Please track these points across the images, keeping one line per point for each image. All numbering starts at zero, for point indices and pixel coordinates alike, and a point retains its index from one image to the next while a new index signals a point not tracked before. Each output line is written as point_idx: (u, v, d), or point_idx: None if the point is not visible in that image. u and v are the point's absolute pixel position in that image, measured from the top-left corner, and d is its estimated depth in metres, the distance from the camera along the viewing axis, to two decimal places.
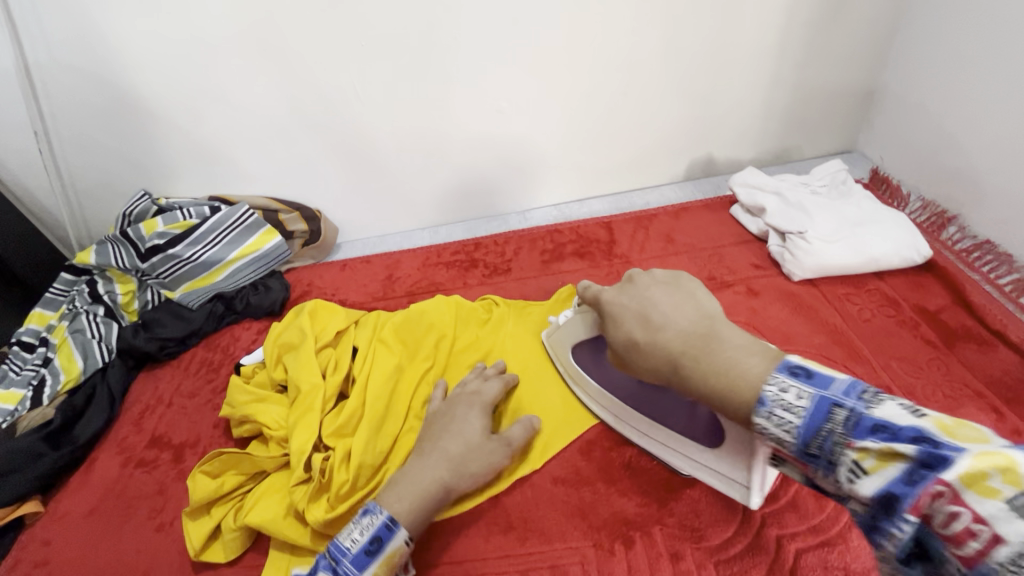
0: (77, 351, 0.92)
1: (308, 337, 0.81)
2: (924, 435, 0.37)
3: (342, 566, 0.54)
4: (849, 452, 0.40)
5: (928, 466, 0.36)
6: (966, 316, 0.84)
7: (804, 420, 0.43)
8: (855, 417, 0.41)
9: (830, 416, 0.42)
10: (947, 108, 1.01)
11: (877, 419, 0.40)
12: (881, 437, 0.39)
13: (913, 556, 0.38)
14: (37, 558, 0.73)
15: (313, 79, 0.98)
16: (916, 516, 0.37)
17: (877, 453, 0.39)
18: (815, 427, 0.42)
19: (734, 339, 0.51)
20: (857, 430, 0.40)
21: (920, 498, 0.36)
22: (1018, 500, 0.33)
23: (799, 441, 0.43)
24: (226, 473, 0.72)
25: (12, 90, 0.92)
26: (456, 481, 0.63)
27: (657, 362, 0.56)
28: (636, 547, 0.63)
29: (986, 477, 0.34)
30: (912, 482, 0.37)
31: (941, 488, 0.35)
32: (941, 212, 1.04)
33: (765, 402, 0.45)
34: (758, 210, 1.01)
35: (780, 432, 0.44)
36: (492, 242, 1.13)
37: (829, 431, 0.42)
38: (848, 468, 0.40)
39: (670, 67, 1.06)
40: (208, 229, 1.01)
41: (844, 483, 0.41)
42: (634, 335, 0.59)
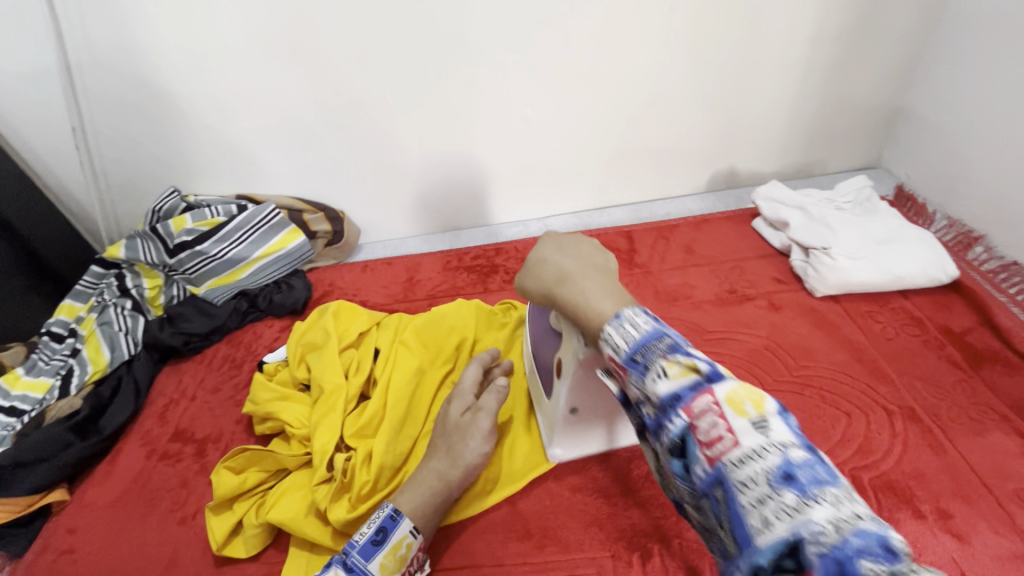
0: (104, 343, 0.95)
1: (331, 338, 0.81)
2: (758, 399, 0.38)
3: (351, 558, 0.57)
4: (662, 361, 0.41)
5: (718, 387, 0.38)
6: (992, 338, 0.83)
7: (641, 336, 0.43)
8: (674, 342, 0.42)
9: (658, 339, 0.42)
10: (976, 127, 1.00)
11: (690, 348, 0.42)
12: (699, 359, 0.40)
13: (717, 505, 0.37)
14: (63, 546, 0.75)
15: (342, 83, 0.99)
16: (712, 441, 0.37)
17: (682, 365, 0.40)
18: (643, 342, 0.43)
19: (606, 282, 0.52)
20: (676, 351, 0.41)
21: (696, 404, 0.38)
22: (760, 421, 0.36)
23: (628, 349, 0.44)
24: (249, 470, 0.73)
25: (52, 87, 0.95)
26: (450, 466, 0.65)
27: (547, 272, 0.56)
28: (653, 559, 0.63)
29: (744, 402, 0.37)
30: (706, 400, 0.38)
31: (713, 402, 0.38)
32: (968, 232, 1.03)
33: (618, 317, 0.46)
34: (781, 224, 1.01)
35: (617, 341, 0.45)
36: (512, 248, 1.13)
37: (653, 348, 0.42)
38: (656, 371, 0.41)
39: (695, 80, 1.07)
40: (235, 226, 1.03)
41: (646, 384, 0.41)
42: (544, 253, 0.58)
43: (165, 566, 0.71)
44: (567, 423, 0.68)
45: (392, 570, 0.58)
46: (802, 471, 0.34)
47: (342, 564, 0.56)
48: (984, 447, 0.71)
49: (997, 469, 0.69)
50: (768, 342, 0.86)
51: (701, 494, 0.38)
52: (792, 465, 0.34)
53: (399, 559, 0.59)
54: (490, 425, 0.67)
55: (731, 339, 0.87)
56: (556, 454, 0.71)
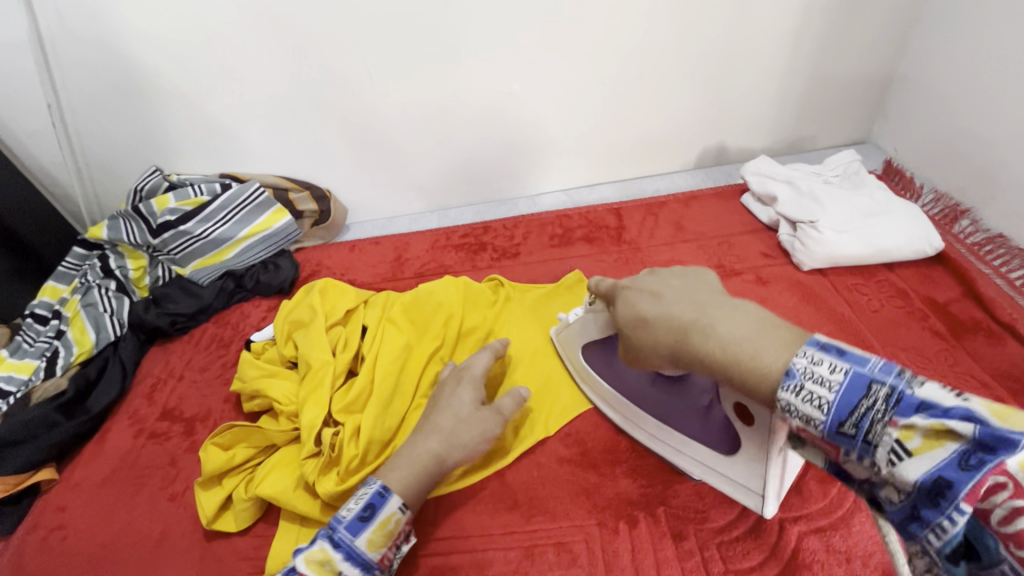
0: (89, 325, 0.93)
1: (318, 315, 0.81)
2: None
3: (337, 533, 0.56)
4: (892, 431, 0.36)
5: (1014, 462, 0.32)
6: (975, 309, 0.84)
7: (837, 396, 0.38)
8: (896, 394, 0.37)
9: (867, 395, 0.38)
10: (966, 100, 0.99)
11: (922, 397, 0.36)
12: (950, 418, 0.35)
13: None
14: (53, 524, 0.75)
15: (325, 57, 0.97)
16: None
17: (925, 432, 0.35)
18: (850, 405, 0.38)
19: (738, 313, 0.47)
20: (904, 410, 0.36)
21: (974, 485, 0.33)
22: None
23: (831, 420, 0.39)
24: (237, 446, 0.73)
25: (25, 62, 0.92)
26: (450, 450, 0.64)
27: (660, 334, 0.52)
28: (640, 526, 0.64)
29: None
30: (987, 479, 0.33)
31: (1008, 475, 0.33)
32: (955, 205, 1.03)
33: (793, 374, 0.41)
34: (769, 199, 1.01)
35: (810, 410, 0.40)
36: (501, 226, 1.13)
37: (867, 411, 0.38)
38: (889, 449, 0.36)
39: (684, 54, 1.05)
40: (219, 206, 1.01)
41: (881, 466, 0.37)
42: (642, 310, 0.55)
43: (155, 542, 0.71)
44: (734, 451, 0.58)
45: (379, 545, 0.57)
46: None
47: (327, 538, 0.56)
48: None
49: None
50: None
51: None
52: None
53: (387, 534, 0.58)
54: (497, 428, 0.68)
55: None
56: (768, 508, 0.58)
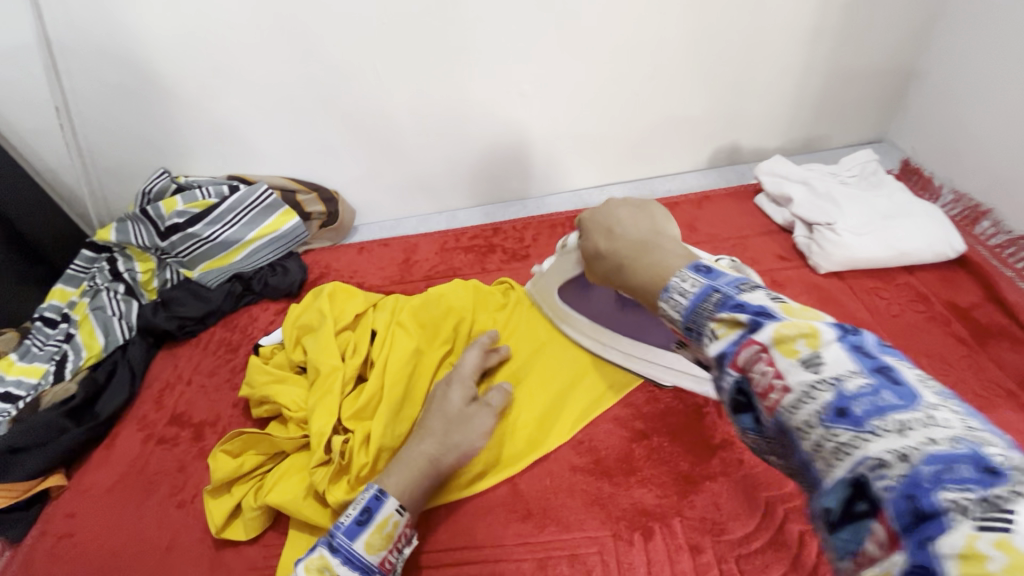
0: (98, 328, 0.93)
1: (327, 320, 0.80)
2: (811, 333, 0.30)
3: (335, 538, 0.55)
4: (710, 324, 0.35)
5: (761, 335, 0.31)
6: (999, 314, 0.82)
7: (688, 302, 0.38)
8: (724, 297, 0.35)
9: (705, 298, 0.36)
10: (987, 98, 0.97)
11: (741, 299, 0.34)
12: (746, 309, 0.33)
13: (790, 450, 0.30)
14: (62, 530, 0.75)
15: (332, 58, 0.96)
16: (765, 391, 0.30)
17: (727, 322, 0.34)
18: (693, 307, 0.37)
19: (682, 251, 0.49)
20: (725, 307, 0.35)
21: (742, 354, 0.32)
22: (811, 358, 0.29)
23: (682, 320, 0.38)
24: (246, 453, 0.72)
25: (32, 65, 0.92)
26: (444, 453, 0.65)
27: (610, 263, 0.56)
28: (655, 538, 0.63)
29: (794, 340, 0.30)
30: (753, 350, 0.31)
31: (760, 349, 0.31)
32: (976, 206, 1.01)
33: (666, 289, 0.40)
34: (784, 200, 0.99)
35: (671, 313, 0.39)
36: (511, 227, 1.11)
37: (704, 309, 0.36)
38: (706, 335, 0.35)
39: (696, 52, 1.03)
40: (227, 208, 1.01)
41: (700, 350, 0.36)
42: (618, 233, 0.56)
43: (164, 550, 0.71)
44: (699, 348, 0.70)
45: (379, 549, 0.56)
46: (858, 403, 0.27)
47: (326, 545, 0.56)
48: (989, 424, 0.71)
49: None
50: None
51: (773, 436, 0.32)
52: (845, 398, 0.27)
53: (386, 537, 0.57)
54: (489, 424, 0.69)
55: None
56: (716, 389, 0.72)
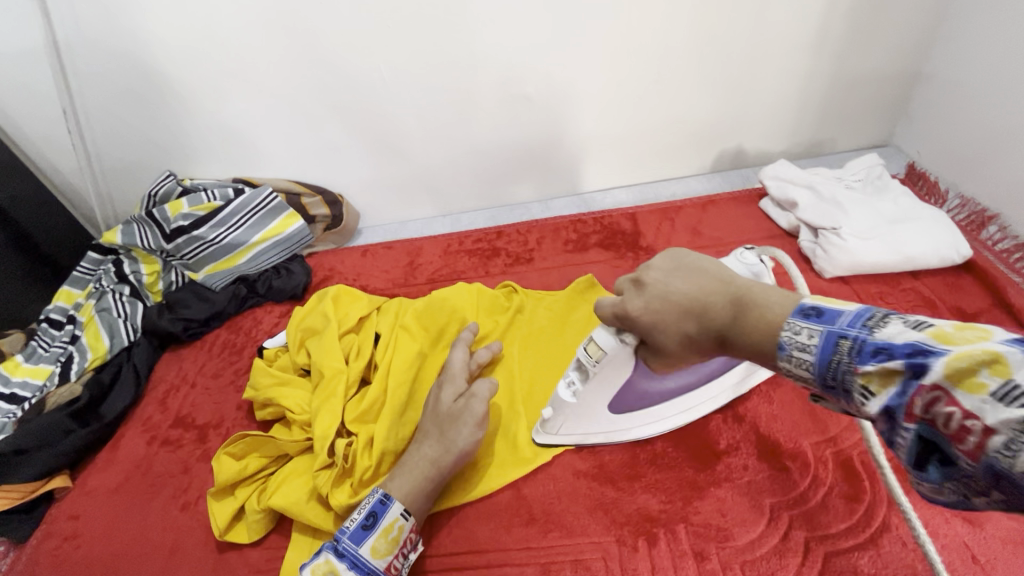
0: (103, 330, 0.93)
1: (331, 323, 0.80)
2: (990, 357, 0.32)
3: (341, 544, 0.58)
4: (857, 376, 0.38)
5: (928, 378, 0.34)
6: (1005, 320, 0.81)
7: (815, 355, 0.40)
8: (858, 344, 0.38)
9: (835, 348, 0.39)
10: (993, 103, 0.96)
11: (879, 341, 0.37)
12: (896, 354, 0.35)
13: (1020, 497, 0.32)
14: (66, 532, 0.75)
15: (339, 63, 0.96)
16: (962, 435, 0.33)
17: (879, 372, 0.36)
18: (825, 362, 0.39)
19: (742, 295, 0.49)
20: (865, 356, 0.37)
21: (914, 404, 0.35)
22: (1003, 390, 0.31)
23: (815, 376, 0.40)
24: (250, 455, 0.72)
25: (41, 68, 0.92)
26: (444, 453, 0.64)
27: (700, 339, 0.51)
28: (659, 544, 0.62)
29: (975, 372, 0.32)
30: (925, 397, 0.34)
31: (932, 391, 0.34)
32: (982, 211, 1.00)
33: (782, 347, 0.42)
34: (789, 204, 0.99)
35: (799, 371, 0.41)
36: (515, 231, 1.11)
37: (838, 362, 0.38)
38: (858, 392, 0.38)
39: (701, 56, 1.03)
40: (231, 211, 1.01)
41: (856, 405, 0.38)
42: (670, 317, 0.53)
43: (168, 552, 0.71)
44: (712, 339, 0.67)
45: (384, 553, 0.58)
46: None
47: (332, 550, 0.58)
48: None
49: None
50: None
51: (989, 486, 0.33)
52: None
53: (391, 541, 0.59)
54: (484, 410, 0.66)
55: None
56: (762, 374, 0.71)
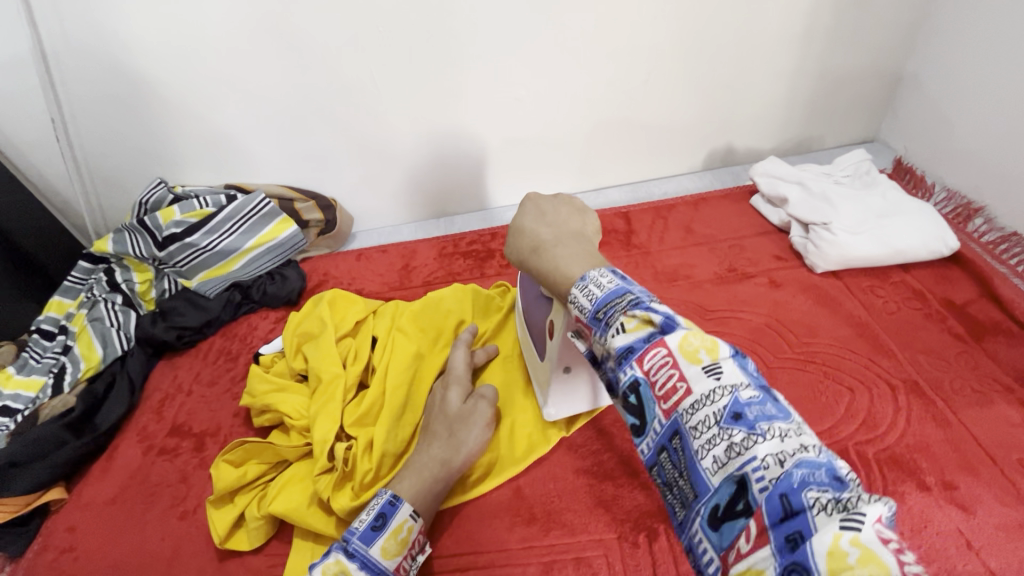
0: (96, 339, 0.92)
1: (328, 327, 0.80)
2: (712, 346, 0.37)
3: (351, 544, 0.56)
4: (622, 317, 0.40)
5: (670, 339, 0.37)
6: (994, 310, 0.83)
7: (603, 295, 0.42)
8: (637, 299, 0.41)
9: (621, 296, 0.41)
10: (977, 97, 0.98)
11: (652, 302, 0.40)
12: (656, 312, 0.39)
13: (678, 455, 0.36)
14: (63, 544, 0.74)
15: (330, 67, 0.96)
16: (670, 393, 0.36)
17: (640, 319, 0.39)
18: (606, 301, 0.42)
19: (578, 247, 0.54)
20: (637, 306, 0.40)
21: (649, 355, 0.37)
22: (712, 367, 0.36)
23: (593, 308, 0.42)
24: (248, 463, 0.72)
25: (30, 78, 0.92)
26: (453, 452, 0.66)
27: (524, 242, 0.58)
28: (659, 539, 0.63)
29: (698, 350, 0.37)
30: (660, 353, 0.37)
31: (666, 352, 0.37)
32: (968, 204, 1.02)
33: (584, 279, 0.45)
34: (780, 201, 1.00)
35: (583, 302, 0.44)
36: (509, 232, 1.12)
37: (615, 305, 0.41)
38: (615, 326, 0.40)
39: (692, 54, 1.04)
40: (225, 217, 1.00)
41: (604, 341, 0.40)
42: (522, 222, 0.60)
43: (167, 562, 0.70)
44: (560, 381, 0.68)
45: (394, 554, 0.57)
46: (752, 411, 0.34)
47: (342, 551, 0.55)
48: (989, 419, 0.71)
49: (1000, 440, 0.69)
50: (770, 319, 0.85)
51: (659, 448, 0.38)
52: (742, 405, 0.34)
53: (401, 542, 0.58)
54: (492, 410, 0.70)
55: (732, 318, 0.87)
56: (551, 413, 0.71)
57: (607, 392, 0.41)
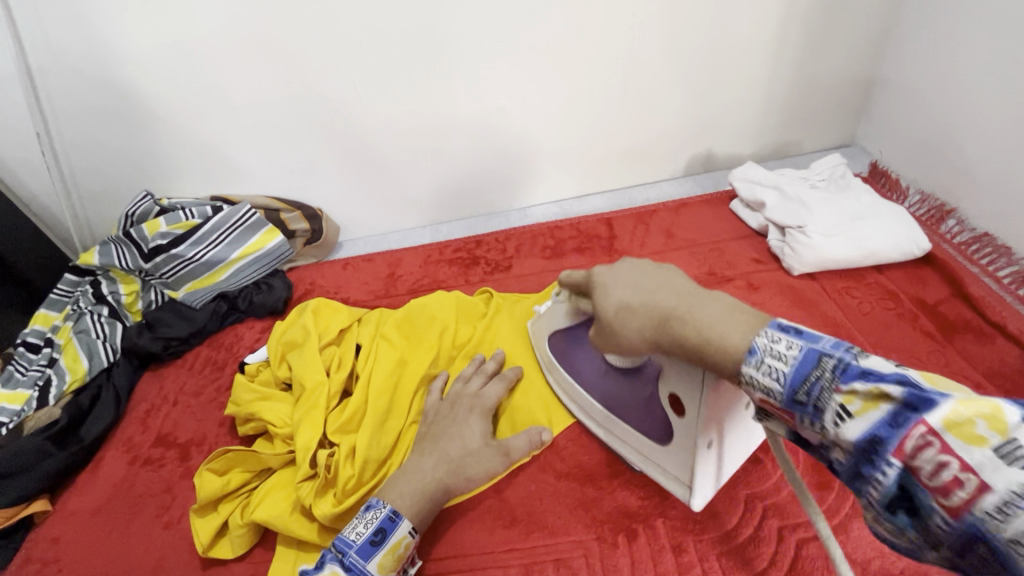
0: (82, 351, 0.92)
1: (311, 335, 0.81)
2: (993, 414, 0.34)
3: (348, 558, 0.56)
4: (837, 397, 0.39)
5: (932, 417, 0.35)
6: (964, 309, 0.85)
7: (793, 369, 0.42)
8: (843, 364, 0.40)
9: (819, 365, 0.41)
10: (947, 101, 1.01)
11: (864, 366, 0.39)
12: (888, 382, 0.37)
13: (983, 551, 0.34)
14: (47, 556, 0.74)
15: (314, 79, 0.98)
16: (943, 486, 0.35)
17: (865, 396, 0.38)
18: (801, 375, 0.41)
19: (714, 305, 0.48)
20: (848, 377, 0.39)
21: (905, 442, 0.36)
22: (1006, 449, 0.33)
23: (786, 390, 0.42)
24: (233, 471, 0.73)
25: (15, 91, 0.92)
26: (457, 482, 0.65)
27: (639, 322, 0.52)
28: (638, 539, 0.64)
29: (972, 424, 0.34)
30: (919, 433, 0.35)
31: (927, 431, 0.35)
32: (941, 205, 1.04)
33: (755, 351, 0.44)
34: (757, 205, 1.02)
35: (767, 382, 0.43)
36: (494, 239, 1.13)
37: (817, 380, 0.40)
38: (834, 412, 0.39)
39: (670, 61, 1.07)
40: (211, 228, 1.01)
41: (828, 429, 0.40)
42: (622, 298, 0.54)
43: (151, 572, 0.70)
44: (702, 458, 0.57)
45: (390, 570, 0.57)
46: None
47: (338, 563, 0.56)
48: None
49: None
50: None
51: (947, 547, 0.37)
52: None
53: (397, 558, 0.58)
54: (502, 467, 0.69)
55: None
56: (699, 504, 0.59)
57: (845, 481, 0.41)
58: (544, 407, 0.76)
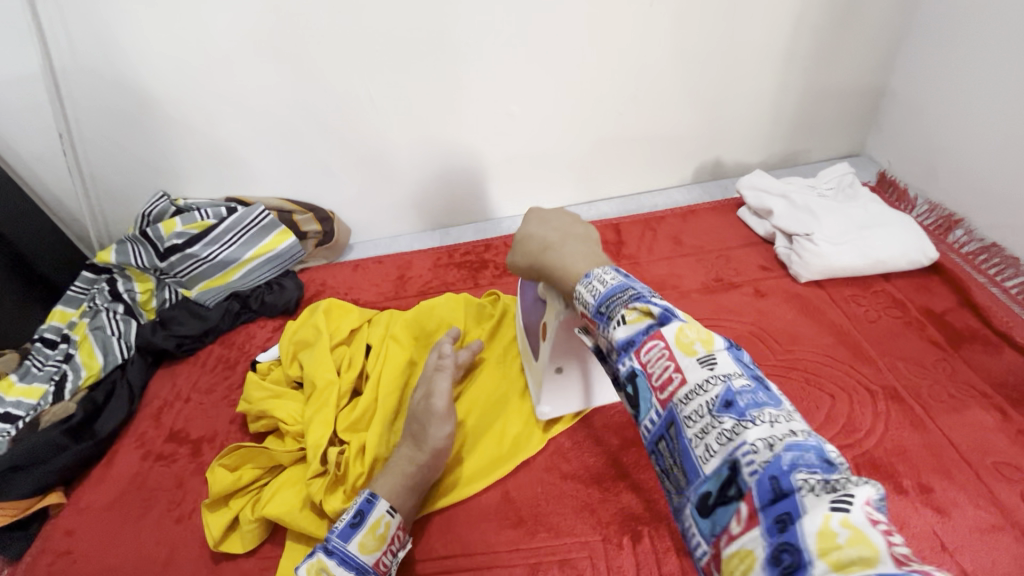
0: (97, 348, 0.95)
1: (323, 335, 0.82)
2: (707, 339, 0.39)
3: (329, 540, 0.58)
4: (624, 310, 0.42)
5: (666, 330, 0.40)
6: (972, 318, 0.85)
7: (605, 291, 0.45)
8: (637, 294, 0.43)
9: (622, 291, 0.44)
10: (956, 111, 1.02)
11: (652, 297, 0.43)
12: (655, 304, 0.42)
13: (669, 445, 0.38)
14: (61, 548, 0.75)
15: (329, 84, 1.00)
16: (666, 383, 0.39)
17: (640, 312, 0.42)
18: (608, 296, 0.45)
19: (581, 245, 0.58)
20: (639, 299, 0.42)
21: (647, 346, 0.40)
22: (707, 359, 0.38)
23: (596, 303, 0.45)
24: (244, 467, 0.74)
25: (39, 93, 0.95)
26: (418, 450, 0.66)
27: (531, 245, 0.61)
28: (643, 540, 0.64)
29: (693, 342, 0.39)
30: (657, 346, 0.40)
31: (662, 343, 0.40)
32: (948, 216, 1.04)
33: (590, 275, 0.48)
34: (765, 213, 1.02)
35: (586, 297, 0.47)
36: (502, 243, 1.14)
37: (617, 300, 0.44)
38: (616, 320, 0.43)
39: (679, 70, 1.08)
40: (225, 229, 1.03)
41: (607, 334, 0.43)
42: (529, 228, 0.63)
43: (162, 565, 0.72)
44: (552, 380, 0.71)
45: (373, 550, 0.59)
46: (743, 398, 0.35)
47: (321, 548, 0.58)
48: (964, 424, 0.73)
49: (977, 445, 0.70)
50: (755, 328, 0.87)
51: (656, 438, 0.40)
52: (734, 393, 0.36)
53: (379, 538, 0.60)
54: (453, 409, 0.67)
55: (718, 326, 0.89)
56: (545, 412, 0.74)
57: (617, 387, 0.43)
58: (469, 408, 0.78)
